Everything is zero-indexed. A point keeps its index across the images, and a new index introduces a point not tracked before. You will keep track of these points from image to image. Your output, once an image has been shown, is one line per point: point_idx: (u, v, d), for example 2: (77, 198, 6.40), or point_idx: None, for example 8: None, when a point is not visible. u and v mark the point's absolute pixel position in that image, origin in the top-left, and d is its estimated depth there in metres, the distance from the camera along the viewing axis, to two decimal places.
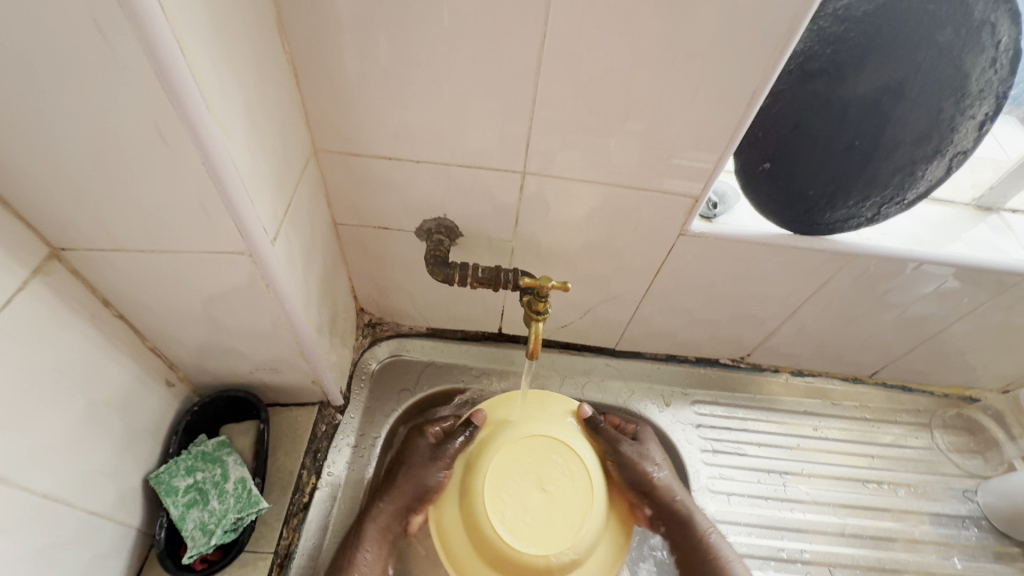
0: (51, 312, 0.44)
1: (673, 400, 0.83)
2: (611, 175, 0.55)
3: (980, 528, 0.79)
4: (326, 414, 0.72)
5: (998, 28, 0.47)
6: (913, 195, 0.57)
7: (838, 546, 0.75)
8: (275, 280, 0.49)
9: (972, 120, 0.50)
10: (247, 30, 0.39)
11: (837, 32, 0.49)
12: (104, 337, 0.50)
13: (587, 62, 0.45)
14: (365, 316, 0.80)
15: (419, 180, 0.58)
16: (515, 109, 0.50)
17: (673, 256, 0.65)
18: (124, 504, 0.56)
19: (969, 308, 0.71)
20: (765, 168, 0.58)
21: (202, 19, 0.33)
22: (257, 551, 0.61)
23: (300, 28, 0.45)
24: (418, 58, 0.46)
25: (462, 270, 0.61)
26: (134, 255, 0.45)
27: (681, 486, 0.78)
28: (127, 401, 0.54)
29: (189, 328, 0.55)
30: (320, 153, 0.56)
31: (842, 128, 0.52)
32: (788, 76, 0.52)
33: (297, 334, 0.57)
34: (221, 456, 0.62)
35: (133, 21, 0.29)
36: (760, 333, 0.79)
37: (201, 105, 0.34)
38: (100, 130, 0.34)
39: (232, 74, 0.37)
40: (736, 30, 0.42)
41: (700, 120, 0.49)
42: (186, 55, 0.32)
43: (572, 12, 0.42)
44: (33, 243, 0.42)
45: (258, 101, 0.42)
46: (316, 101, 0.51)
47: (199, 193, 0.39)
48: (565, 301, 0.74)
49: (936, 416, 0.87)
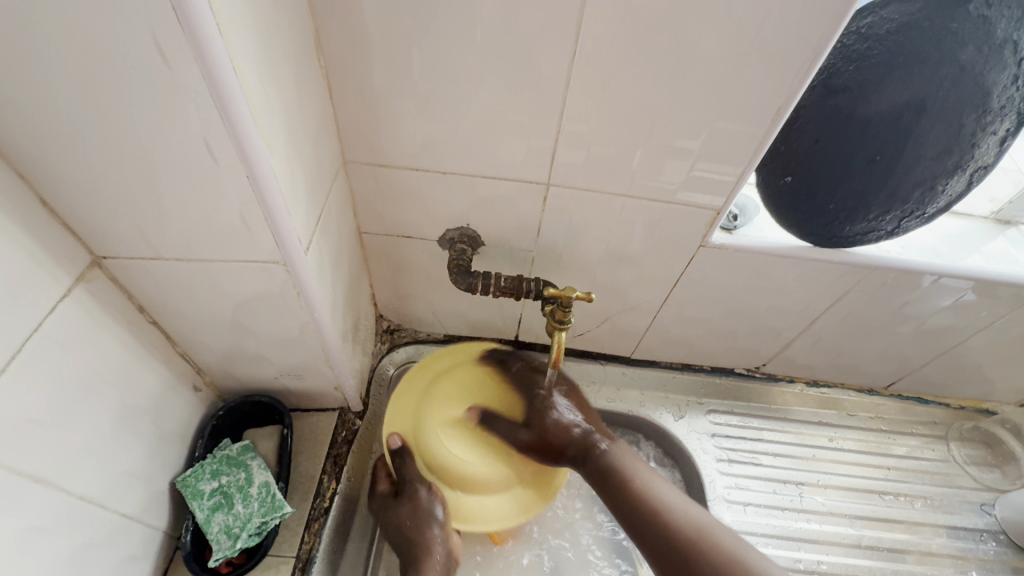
0: (91, 318, 0.45)
1: (688, 409, 0.83)
2: (634, 188, 0.56)
3: (997, 542, 0.79)
4: (346, 419, 0.72)
5: (1022, 46, 0.47)
6: (933, 208, 0.57)
7: (854, 558, 0.75)
8: (306, 287, 0.50)
9: (993, 136, 0.51)
10: (288, 47, 0.40)
11: (861, 50, 0.51)
12: (138, 342, 0.51)
13: (616, 78, 0.46)
14: (384, 323, 0.81)
15: (444, 190, 0.59)
16: (542, 122, 0.51)
17: (692, 267, 0.66)
18: (152, 506, 0.57)
19: (987, 321, 0.71)
20: (786, 181, 0.58)
21: (252, 39, 0.34)
22: (280, 555, 0.62)
23: (335, 44, 0.46)
24: (449, 72, 0.47)
25: (485, 279, 0.61)
26: (172, 263, 0.46)
27: (697, 496, 0.78)
28: (157, 404, 0.55)
29: (218, 334, 0.56)
30: (348, 164, 0.57)
31: (863, 142, 0.53)
32: (811, 91, 0.53)
33: (323, 341, 0.58)
34: (245, 460, 0.63)
35: (190, 40, 0.30)
36: (776, 343, 0.79)
37: (247, 120, 0.35)
38: (150, 144, 0.35)
39: (274, 88, 0.38)
40: (763, 47, 0.43)
41: (725, 134, 0.50)
42: (237, 73, 0.33)
43: (603, 29, 0.43)
44: (76, 251, 0.43)
45: (296, 115, 0.43)
46: (347, 113, 0.52)
47: (239, 204, 0.40)
48: (583, 310, 0.75)
49: (952, 428, 0.87)
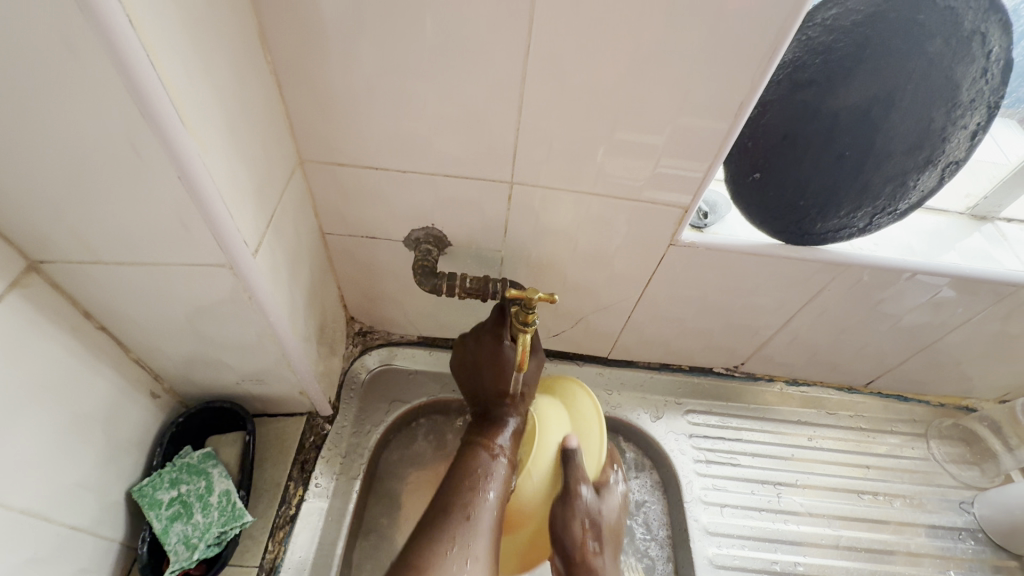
0: (29, 324, 0.43)
1: (666, 410, 0.82)
2: (599, 186, 0.55)
3: (977, 541, 0.78)
4: (314, 424, 0.71)
5: (991, 37, 0.46)
6: (905, 204, 0.56)
7: (832, 559, 0.74)
8: (258, 292, 0.48)
9: (964, 130, 0.50)
10: (225, 42, 0.39)
11: (827, 42, 0.49)
12: (85, 349, 0.50)
13: (574, 72, 0.45)
14: (355, 325, 0.79)
15: (406, 190, 0.57)
16: (501, 118, 0.49)
17: (664, 266, 0.64)
18: (107, 518, 0.55)
19: (963, 318, 0.70)
20: (754, 178, 0.57)
21: (175, 31, 0.32)
22: (242, 565, 0.61)
23: (282, 39, 0.44)
24: (402, 68, 0.46)
25: (450, 280, 0.60)
26: (113, 267, 0.44)
27: (674, 498, 0.77)
28: (109, 413, 0.53)
29: (171, 340, 0.54)
30: (306, 163, 0.55)
31: (832, 138, 0.51)
32: (776, 86, 0.52)
33: (282, 345, 0.56)
34: (206, 468, 0.62)
35: (101, 36, 0.28)
36: (753, 342, 0.78)
37: (175, 118, 0.33)
38: (75, 144, 0.34)
39: (209, 83, 0.37)
40: (722, 40, 0.42)
41: (688, 130, 0.49)
42: (157, 69, 0.31)
43: (557, 21, 0.42)
44: (10, 256, 0.41)
45: (238, 113, 0.41)
46: (300, 110, 0.50)
47: (177, 206, 0.38)
48: (556, 311, 0.74)
49: (933, 426, 0.87)
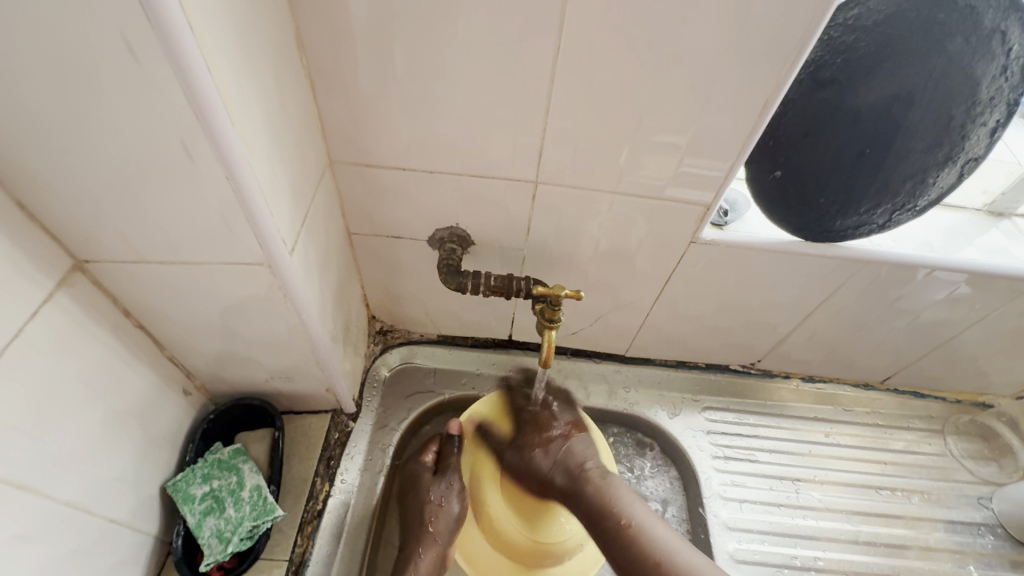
0: (74, 322, 0.45)
1: (684, 407, 0.83)
2: (623, 185, 0.56)
3: (996, 536, 0.79)
4: (338, 421, 0.72)
5: (1010, 35, 0.47)
6: (924, 202, 0.57)
7: (852, 554, 0.75)
8: (293, 290, 0.49)
9: (983, 128, 0.51)
10: (266, 46, 0.40)
11: (848, 42, 0.50)
12: (124, 346, 0.51)
13: (601, 73, 0.46)
14: (377, 324, 0.81)
15: (433, 190, 0.58)
16: (528, 118, 0.50)
17: (684, 263, 0.65)
18: (142, 512, 0.56)
19: (981, 314, 0.70)
20: (775, 176, 0.58)
21: (224, 35, 0.34)
22: (273, 559, 0.62)
23: (318, 44, 0.46)
24: (433, 72, 0.47)
25: (475, 278, 0.61)
26: (155, 266, 0.46)
27: (694, 494, 0.77)
28: (145, 409, 0.55)
29: (206, 338, 0.55)
30: (335, 164, 0.57)
31: (851, 136, 0.52)
32: (799, 85, 0.53)
33: (313, 343, 0.58)
34: (237, 464, 0.63)
35: (161, 39, 0.30)
36: (771, 339, 0.79)
37: (225, 119, 0.35)
38: (129, 147, 0.35)
39: (254, 86, 0.38)
40: (748, 41, 0.43)
41: (713, 129, 0.50)
42: (211, 72, 0.33)
43: (585, 23, 0.43)
44: (58, 255, 0.43)
45: (277, 115, 0.43)
46: (332, 113, 0.51)
47: (221, 205, 0.40)
48: (576, 309, 0.75)
49: (950, 422, 0.87)
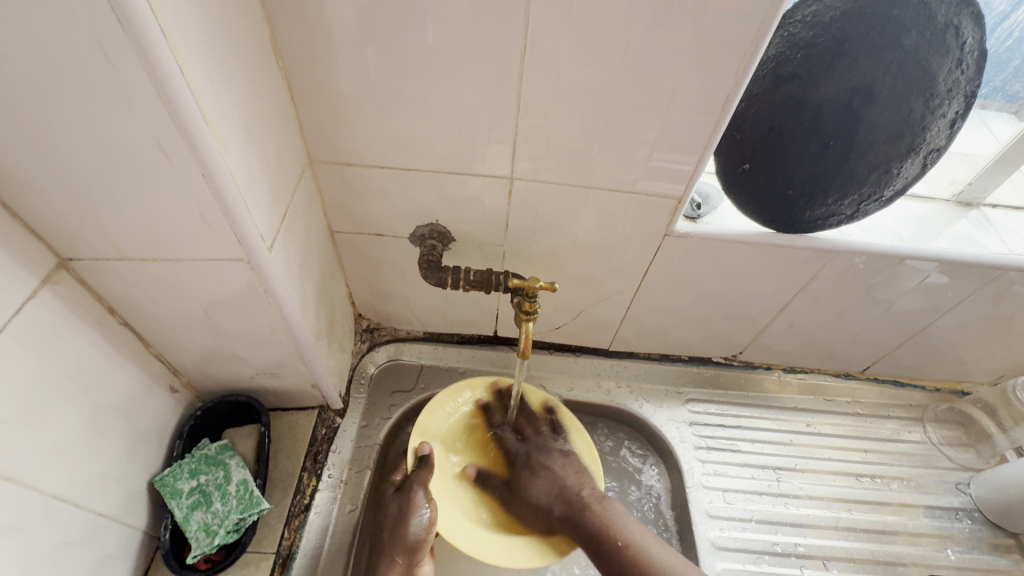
0: (58, 318, 0.46)
1: (666, 399, 0.84)
2: (595, 179, 0.57)
3: (973, 520, 0.80)
4: (325, 417, 0.74)
5: (963, 29, 0.49)
6: (890, 192, 0.58)
7: (832, 540, 0.76)
8: (273, 286, 0.51)
9: (942, 118, 0.53)
10: (238, 47, 0.41)
11: (808, 38, 0.52)
12: (108, 343, 0.52)
13: (567, 72, 0.48)
14: (363, 322, 0.82)
15: (410, 187, 0.60)
16: (500, 116, 0.52)
17: (661, 255, 0.67)
18: (130, 506, 0.57)
19: (954, 301, 0.72)
20: (743, 169, 0.59)
21: (197, 41, 0.35)
22: (261, 552, 0.63)
23: (293, 47, 0.47)
24: (404, 71, 0.48)
25: (455, 272, 0.63)
26: (136, 264, 0.47)
27: (677, 484, 0.79)
28: (131, 405, 0.56)
29: (191, 335, 0.57)
30: (315, 163, 0.58)
31: (816, 128, 0.54)
32: (761, 80, 0.54)
33: (295, 339, 0.59)
34: (224, 459, 0.64)
35: (135, 43, 0.31)
36: (751, 331, 0.80)
37: (198, 119, 0.36)
38: (109, 147, 0.37)
39: (227, 84, 0.40)
40: (706, 39, 0.45)
41: (678, 124, 0.51)
42: (186, 76, 0.34)
43: (550, 22, 0.44)
44: (40, 253, 0.44)
45: (252, 113, 0.44)
46: (310, 113, 0.53)
47: (199, 202, 0.41)
48: (557, 303, 0.76)
49: (928, 410, 0.89)
